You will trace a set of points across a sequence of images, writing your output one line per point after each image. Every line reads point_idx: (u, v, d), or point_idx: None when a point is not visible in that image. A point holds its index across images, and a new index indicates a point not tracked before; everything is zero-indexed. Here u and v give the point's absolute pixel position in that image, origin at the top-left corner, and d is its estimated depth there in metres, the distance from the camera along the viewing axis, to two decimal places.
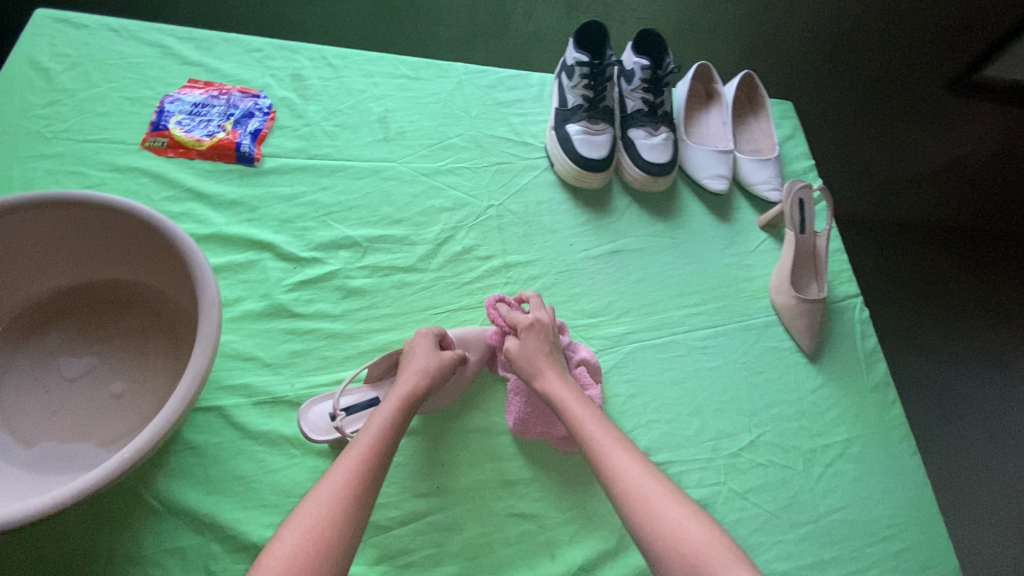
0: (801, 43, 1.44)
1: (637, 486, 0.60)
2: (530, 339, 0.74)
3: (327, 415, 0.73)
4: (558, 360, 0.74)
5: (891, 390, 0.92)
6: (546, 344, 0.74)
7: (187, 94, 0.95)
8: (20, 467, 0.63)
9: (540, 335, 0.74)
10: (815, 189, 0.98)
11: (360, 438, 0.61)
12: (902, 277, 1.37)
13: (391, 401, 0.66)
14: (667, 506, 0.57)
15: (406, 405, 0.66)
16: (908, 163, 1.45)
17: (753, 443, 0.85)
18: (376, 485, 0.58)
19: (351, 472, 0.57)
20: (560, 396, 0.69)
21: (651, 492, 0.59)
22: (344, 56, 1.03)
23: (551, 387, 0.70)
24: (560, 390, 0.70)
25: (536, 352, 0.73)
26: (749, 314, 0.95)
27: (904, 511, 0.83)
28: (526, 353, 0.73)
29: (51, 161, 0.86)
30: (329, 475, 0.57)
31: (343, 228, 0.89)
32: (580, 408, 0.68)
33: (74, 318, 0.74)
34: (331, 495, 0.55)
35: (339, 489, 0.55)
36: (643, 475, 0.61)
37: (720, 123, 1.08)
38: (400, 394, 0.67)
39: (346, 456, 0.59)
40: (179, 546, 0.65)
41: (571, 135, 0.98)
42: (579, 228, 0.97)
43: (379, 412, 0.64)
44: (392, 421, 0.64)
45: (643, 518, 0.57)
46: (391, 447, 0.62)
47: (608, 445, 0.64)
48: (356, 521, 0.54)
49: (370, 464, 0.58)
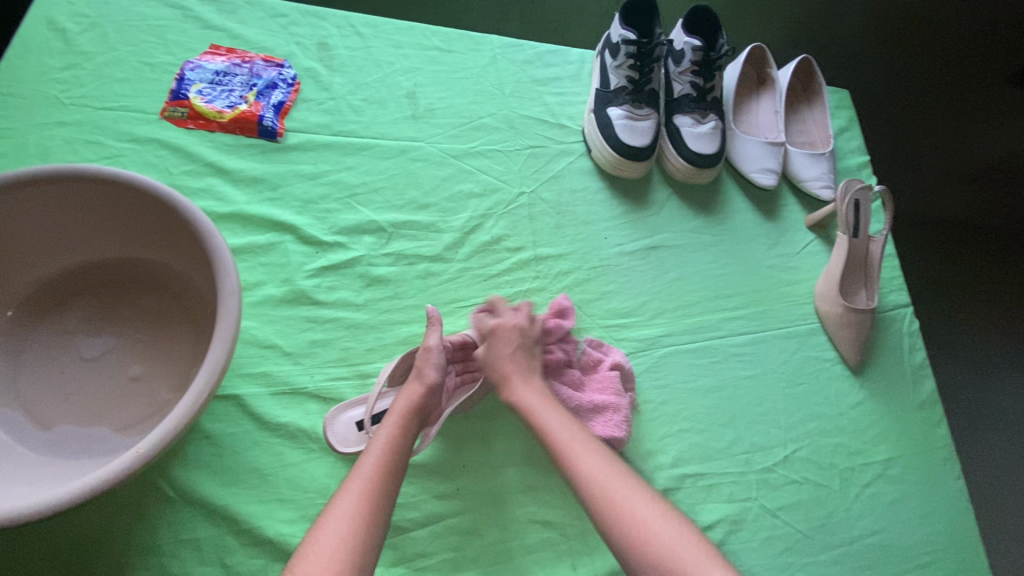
0: (862, 19, 1.33)
1: (614, 493, 0.58)
2: (492, 348, 0.72)
3: (355, 424, 0.71)
4: (528, 363, 0.71)
5: (938, 408, 0.87)
6: (517, 348, 0.72)
7: (208, 61, 0.90)
8: (36, 449, 0.62)
9: (508, 339, 0.72)
10: (874, 189, 0.90)
11: (364, 461, 0.60)
12: (947, 279, 1.29)
13: (391, 421, 0.64)
14: (652, 521, 0.56)
15: (408, 423, 0.64)
16: (967, 158, 1.35)
17: (788, 459, 0.80)
18: (387, 511, 0.57)
19: (358, 501, 0.55)
20: (530, 404, 0.67)
21: (634, 498, 0.57)
22: (373, 25, 0.97)
23: (520, 396, 0.68)
24: (529, 396, 0.68)
25: (503, 357, 0.71)
26: (791, 321, 0.89)
27: (944, 538, 0.79)
28: (493, 360, 0.71)
29: (69, 129, 0.83)
30: (334, 504, 0.55)
31: (367, 211, 0.85)
32: (555, 412, 0.66)
33: (90, 299, 0.71)
34: (340, 525, 0.53)
35: (348, 519, 0.54)
36: (620, 478, 0.59)
37: (771, 113, 1.00)
38: (402, 412, 0.65)
39: (351, 482, 0.57)
40: (194, 537, 0.64)
41: (613, 119, 0.91)
42: (615, 220, 0.91)
43: (379, 436, 0.62)
44: (395, 441, 0.62)
45: (619, 527, 0.56)
46: (398, 466, 0.60)
47: (583, 448, 0.62)
48: (370, 552, 0.53)
49: (378, 488, 0.57)
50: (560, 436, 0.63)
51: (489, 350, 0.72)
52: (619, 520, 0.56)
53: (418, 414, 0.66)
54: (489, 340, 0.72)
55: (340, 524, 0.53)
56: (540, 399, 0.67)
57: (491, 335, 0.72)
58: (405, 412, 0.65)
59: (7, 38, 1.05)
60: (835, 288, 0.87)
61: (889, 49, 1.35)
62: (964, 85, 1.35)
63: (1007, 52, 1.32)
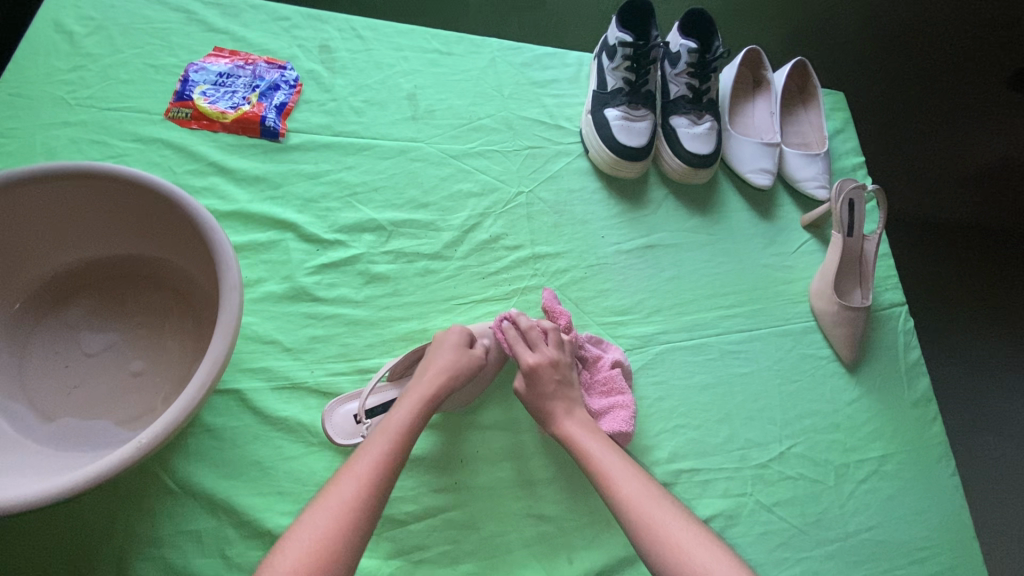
0: (855, 28, 1.38)
1: (657, 523, 0.59)
2: (532, 385, 0.71)
3: (352, 417, 0.71)
4: (569, 395, 0.72)
5: (934, 406, 0.87)
6: (557, 380, 0.71)
7: (212, 62, 0.92)
8: (39, 442, 0.63)
9: (546, 373, 0.71)
10: (868, 189, 0.91)
11: (371, 442, 0.60)
12: (944, 281, 1.29)
13: (409, 401, 0.65)
14: (692, 547, 0.56)
15: (424, 404, 0.65)
16: (964, 160, 1.36)
17: (783, 455, 0.81)
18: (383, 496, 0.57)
19: (356, 484, 0.56)
20: (573, 433, 0.68)
21: (668, 521, 0.59)
22: (374, 28, 0.99)
23: (566, 431, 0.69)
24: (571, 426, 0.69)
25: (546, 392, 0.71)
26: (787, 320, 0.90)
27: (938, 534, 0.80)
28: (536, 397, 0.71)
29: (74, 129, 0.84)
30: (334, 483, 0.56)
31: (367, 210, 0.86)
32: (594, 439, 0.68)
33: (94, 295, 0.73)
34: (332, 507, 0.54)
35: (342, 501, 0.54)
36: (654, 501, 0.61)
37: (767, 114, 1.01)
38: (419, 394, 0.66)
39: (354, 463, 0.58)
40: (195, 528, 0.65)
41: (610, 120, 0.93)
42: (612, 220, 0.92)
43: (395, 413, 0.64)
44: (407, 427, 0.63)
45: (663, 558, 0.57)
46: (402, 452, 0.61)
47: (621, 473, 0.63)
48: (357, 535, 0.53)
49: (378, 473, 0.57)
50: (605, 467, 0.64)
51: (531, 386, 0.71)
52: (662, 549, 0.57)
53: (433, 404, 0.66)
54: (527, 374, 0.71)
55: (334, 505, 0.54)
56: (581, 428, 0.69)
57: (529, 370, 0.71)
58: (423, 399, 0.65)
59: (14, 41, 1.07)
60: (830, 287, 0.88)
61: (883, 54, 1.38)
62: (958, 88, 1.38)
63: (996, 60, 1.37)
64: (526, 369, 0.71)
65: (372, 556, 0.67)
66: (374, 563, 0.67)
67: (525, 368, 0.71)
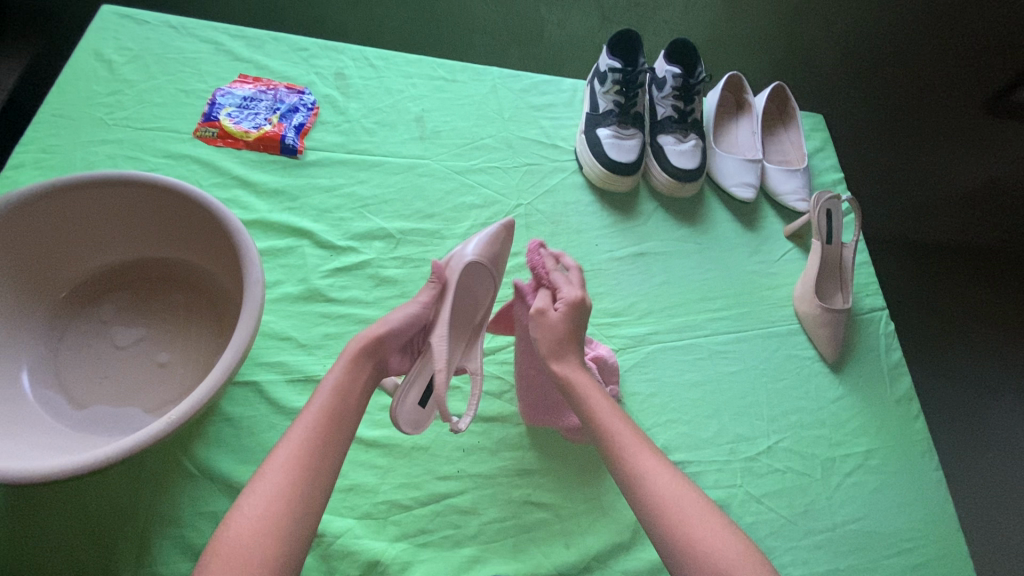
0: (835, 58, 1.46)
1: (663, 491, 0.59)
2: (566, 320, 0.69)
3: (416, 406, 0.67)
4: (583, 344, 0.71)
5: (916, 404, 0.91)
6: (582, 325, 0.70)
7: (237, 88, 1.00)
8: (73, 427, 0.68)
9: (581, 312, 0.70)
10: (843, 199, 0.98)
11: (309, 409, 0.60)
12: (929, 297, 1.38)
13: (343, 361, 0.64)
14: (696, 512, 0.58)
15: (359, 364, 0.64)
16: (951, 180, 1.44)
17: (771, 449, 0.85)
18: (331, 454, 0.58)
19: (298, 452, 0.57)
20: (583, 389, 0.67)
21: (676, 494, 0.59)
22: (385, 58, 1.08)
23: (572, 376, 0.68)
24: (580, 382, 0.68)
25: (574, 334, 0.69)
26: (773, 322, 0.95)
27: (925, 526, 0.82)
28: (563, 338, 0.68)
29: (111, 146, 0.92)
30: (274, 455, 0.57)
31: (378, 220, 0.93)
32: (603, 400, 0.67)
33: (126, 293, 0.79)
34: (277, 478, 0.55)
35: (286, 471, 0.55)
36: (665, 472, 0.61)
37: (749, 133, 1.09)
38: (353, 355, 0.64)
39: (293, 432, 0.58)
40: (212, 510, 0.69)
41: (602, 139, 1.00)
42: (606, 229, 0.99)
43: (330, 374, 0.63)
44: (342, 384, 0.62)
45: (668, 528, 0.57)
46: (343, 411, 0.61)
47: (630, 440, 0.64)
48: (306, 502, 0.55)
49: (328, 433, 0.59)
50: (609, 429, 0.64)
51: (567, 320, 0.69)
52: (658, 510, 0.59)
53: (369, 354, 0.65)
54: (569, 304, 0.69)
55: (278, 476, 0.55)
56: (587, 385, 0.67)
57: (573, 304, 0.69)
58: (353, 353, 0.64)
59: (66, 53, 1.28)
60: (812, 291, 0.94)
61: (864, 82, 1.46)
62: (943, 109, 1.43)
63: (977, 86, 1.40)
64: (570, 303, 0.69)
65: (378, 539, 0.70)
66: (380, 545, 0.70)
67: (568, 301, 0.69)
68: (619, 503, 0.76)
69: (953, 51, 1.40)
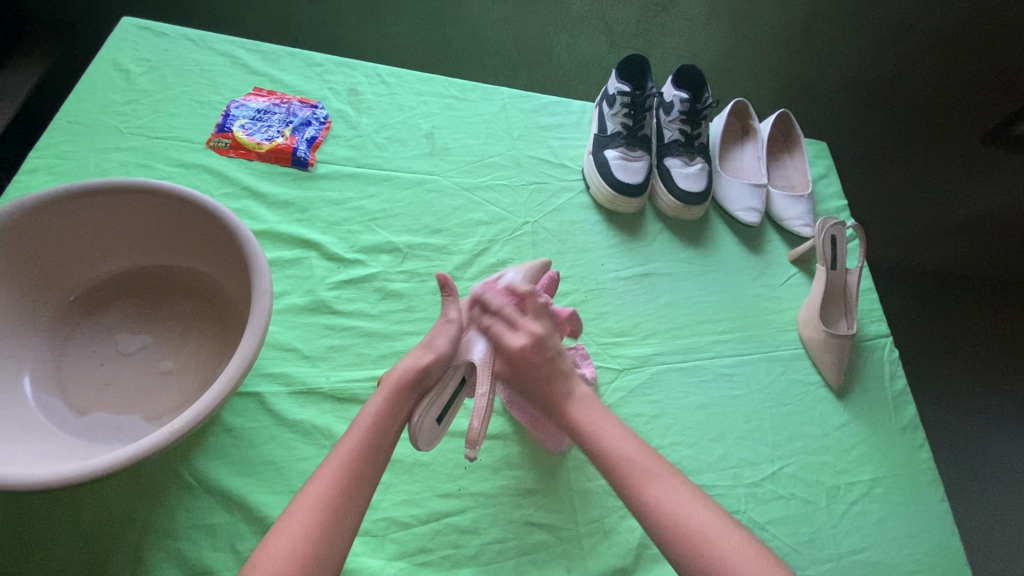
0: (837, 90, 1.49)
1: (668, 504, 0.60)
2: (525, 365, 0.70)
3: (433, 423, 0.65)
4: (563, 377, 0.70)
5: (920, 433, 0.91)
6: (545, 362, 0.70)
7: (252, 100, 1.02)
8: (72, 434, 0.67)
9: (530, 357, 0.70)
10: (848, 225, 0.98)
11: (343, 443, 0.61)
12: (933, 326, 1.39)
13: (381, 393, 0.64)
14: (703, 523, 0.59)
15: (398, 395, 0.64)
16: (953, 211, 1.46)
17: (775, 474, 0.84)
18: (360, 492, 0.58)
19: (326, 490, 0.57)
20: (579, 415, 0.68)
21: (683, 506, 0.60)
22: (397, 76, 1.10)
23: (565, 409, 0.69)
24: (578, 409, 0.68)
25: (534, 378, 0.70)
26: (776, 346, 0.95)
27: (930, 558, 0.81)
28: (528, 376, 0.70)
29: (124, 154, 0.93)
30: (300, 495, 0.57)
31: (386, 234, 0.93)
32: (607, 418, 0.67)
33: (134, 301, 0.79)
34: (303, 515, 0.55)
35: (315, 506, 0.55)
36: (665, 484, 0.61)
37: (754, 158, 1.10)
38: (394, 382, 0.64)
39: (324, 469, 0.59)
40: (208, 523, 0.68)
41: (610, 159, 1.02)
42: (612, 249, 1.00)
43: (365, 409, 0.63)
44: (377, 422, 0.62)
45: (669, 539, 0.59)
46: (377, 446, 0.61)
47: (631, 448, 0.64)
48: (330, 550, 0.54)
49: (350, 475, 0.58)
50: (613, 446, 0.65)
51: (518, 372, 0.70)
52: (666, 522, 0.59)
53: (417, 382, 0.65)
54: (509, 358, 0.70)
55: (302, 513, 0.55)
56: (592, 412, 0.68)
57: (518, 354, 0.70)
58: (399, 384, 0.64)
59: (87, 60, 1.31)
60: (817, 316, 0.94)
61: (864, 112, 1.50)
62: (940, 142, 1.46)
63: (971, 119, 1.43)
64: (512, 351, 0.70)
65: (377, 557, 0.69)
66: (378, 564, 0.68)
67: (509, 352, 0.70)
68: (622, 525, 0.75)
69: (943, 84, 1.43)
